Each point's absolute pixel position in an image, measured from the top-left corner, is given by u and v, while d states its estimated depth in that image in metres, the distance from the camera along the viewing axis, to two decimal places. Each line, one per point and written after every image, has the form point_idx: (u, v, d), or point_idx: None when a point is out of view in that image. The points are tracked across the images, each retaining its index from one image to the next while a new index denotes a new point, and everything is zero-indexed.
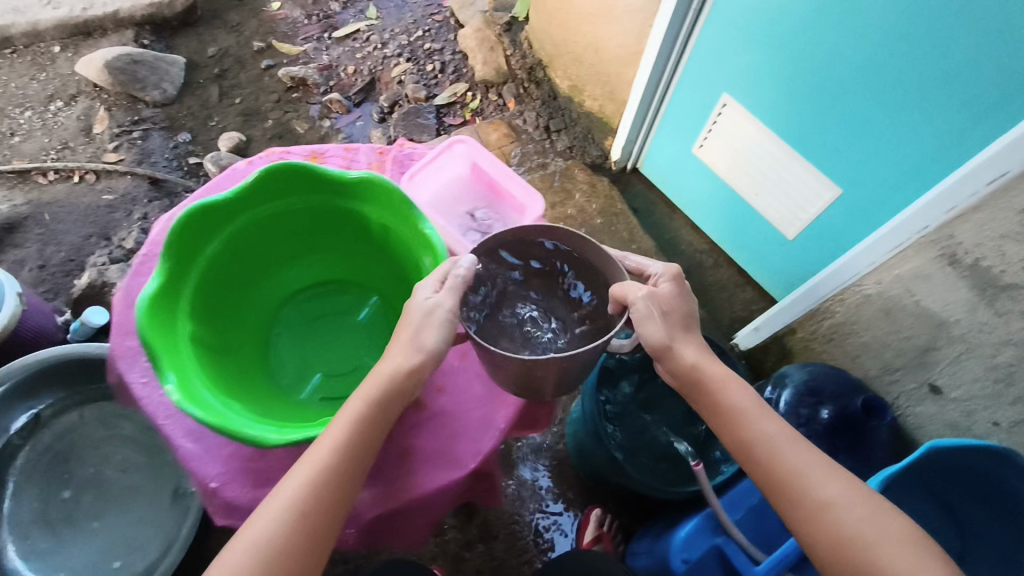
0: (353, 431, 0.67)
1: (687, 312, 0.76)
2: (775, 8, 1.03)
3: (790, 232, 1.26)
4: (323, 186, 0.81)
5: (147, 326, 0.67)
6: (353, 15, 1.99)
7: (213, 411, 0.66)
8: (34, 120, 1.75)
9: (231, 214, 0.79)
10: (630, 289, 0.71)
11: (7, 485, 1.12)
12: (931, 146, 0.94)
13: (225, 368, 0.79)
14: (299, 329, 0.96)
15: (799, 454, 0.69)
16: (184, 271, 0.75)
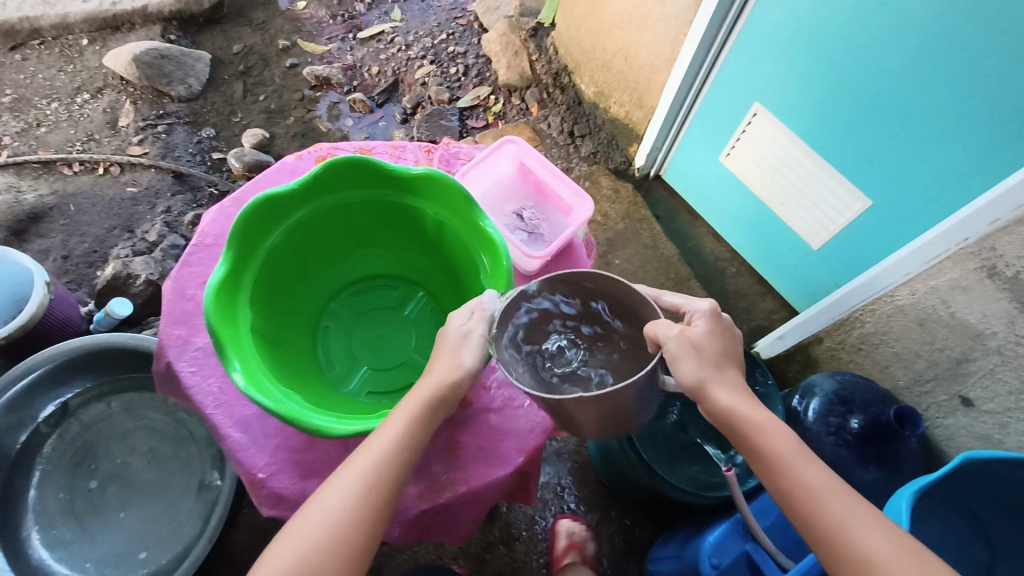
0: (411, 430, 0.65)
1: (725, 352, 0.67)
2: (810, 20, 1.04)
3: (815, 242, 1.27)
4: (381, 180, 0.82)
5: (212, 315, 0.68)
6: (377, 17, 2.00)
7: (276, 400, 0.67)
8: (61, 111, 1.76)
9: (292, 207, 0.80)
10: (663, 329, 0.63)
11: (33, 474, 1.13)
12: (962, 164, 0.95)
13: (280, 360, 0.80)
14: (348, 323, 0.96)
15: (843, 504, 0.59)
16: (244, 262, 0.76)
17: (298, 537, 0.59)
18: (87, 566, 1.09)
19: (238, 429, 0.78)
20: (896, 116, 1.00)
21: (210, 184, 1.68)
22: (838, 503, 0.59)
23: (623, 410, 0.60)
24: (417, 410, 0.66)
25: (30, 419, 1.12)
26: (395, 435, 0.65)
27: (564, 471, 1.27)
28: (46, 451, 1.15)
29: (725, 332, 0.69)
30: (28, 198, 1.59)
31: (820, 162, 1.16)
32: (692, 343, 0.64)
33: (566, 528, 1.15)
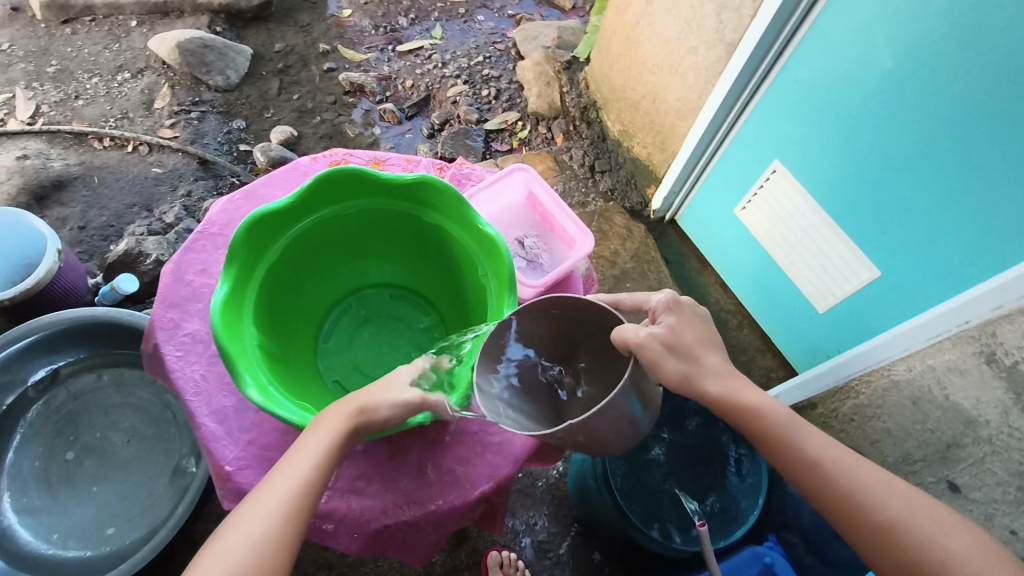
0: (325, 456, 0.64)
1: (694, 342, 0.68)
2: (838, 86, 1.04)
3: (821, 305, 1.26)
4: (399, 190, 0.83)
5: (215, 308, 0.70)
6: (418, 32, 2.03)
7: (269, 394, 0.70)
8: (100, 86, 1.81)
9: (305, 210, 0.82)
10: (630, 332, 0.63)
11: (14, 437, 1.14)
12: (972, 248, 0.94)
13: (279, 356, 0.81)
14: (350, 329, 0.97)
15: (838, 457, 0.66)
16: (256, 257, 0.78)
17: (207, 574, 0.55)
18: (53, 537, 1.09)
19: (214, 419, 0.78)
20: (912, 193, 1.00)
21: (233, 174, 1.71)
22: (838, 460, 0.65)
23: (602, 436, 0.61)
24: (330, 438, 0.64)
25: (20, 381, 1.14)
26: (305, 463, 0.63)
27: (538, 504, 1.25)
28: (32, 415, 1.16)
29: (688, 316, 0.70)
30: (56, 166, 1.63)
31: (833, 226, 1.16)
32: (664, 343, 0.64)
33: (494, 565, 1.11)
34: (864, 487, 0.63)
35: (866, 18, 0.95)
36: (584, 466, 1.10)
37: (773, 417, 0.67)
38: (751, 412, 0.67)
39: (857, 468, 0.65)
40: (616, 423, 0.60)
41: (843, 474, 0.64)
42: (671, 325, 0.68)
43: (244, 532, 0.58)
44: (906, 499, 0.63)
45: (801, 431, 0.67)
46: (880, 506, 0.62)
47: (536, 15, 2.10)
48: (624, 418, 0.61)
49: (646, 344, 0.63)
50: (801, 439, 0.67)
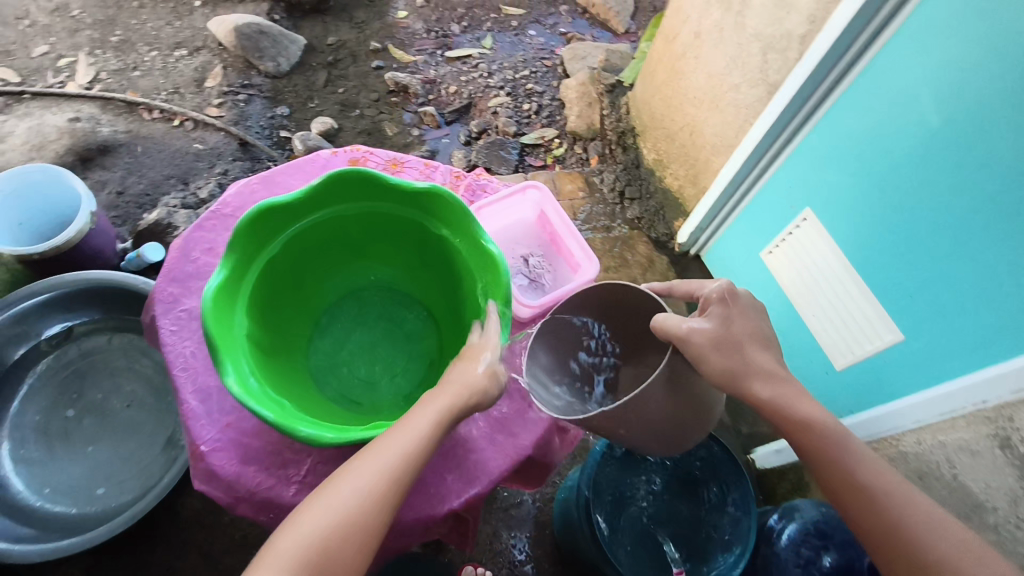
0: (435, 431, 0.67)
1: (744, 336, 0.73)
2: (880, 138, 1.00)
3: (838, 362, 1.16)
4: (408, 200, 0.83)
5: (207, 296, 0.70)
6: (469, 41, 2.05)
7: (246, 383, 0.69)
8: (157, 60, 1.88)
9: (316, 207, 0.82)
10: (670, 322, 0.72)
11: (21, 387, 1.18)
12: (983, 330, 0.88)
13: (267, 346, 0.83)
14: (346, 327, 0.98)
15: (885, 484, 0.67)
16: (260, 246, 0.79)
17: (317, 517, 0.62)
18: (44, 491, 1.11)
19: (197, 397, 0.78)
20: (930, 263, 0.95)
21: (270, 158, 1.75)
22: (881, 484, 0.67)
23: (660, 425, 0.71)
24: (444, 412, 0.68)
25: (34, 334, 1.18)
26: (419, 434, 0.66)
27: (520, 526, 1.23)
28: (41, 368, 1.20)
29: (745, 310, 0.75)
30: (104, 131, 1.69)
31: (856, 280, 1.09)
32: (709, 340, 0.70)
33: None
34: (904, 517, 0.65)
35: (910, 73, 0.93)
36: (569, 495, 1.09)
37: (825, 438, 0.70)
38: (802, 424, 0.70)
39: (909, 503, 0.66)
40: (671, 406, 0.71)
41: (890, 505, 0.66)
42: (722, 315, 0.73)
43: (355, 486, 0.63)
44: (954, 542, 0.63)
45: (854, 455, 0.69)
46: (923, 544, 0.63)
47: (588, 36, 2.10)
48: (677, 408, 0.71)
49: (693, 333, 0.70)
50: (852, 462, 0.69)
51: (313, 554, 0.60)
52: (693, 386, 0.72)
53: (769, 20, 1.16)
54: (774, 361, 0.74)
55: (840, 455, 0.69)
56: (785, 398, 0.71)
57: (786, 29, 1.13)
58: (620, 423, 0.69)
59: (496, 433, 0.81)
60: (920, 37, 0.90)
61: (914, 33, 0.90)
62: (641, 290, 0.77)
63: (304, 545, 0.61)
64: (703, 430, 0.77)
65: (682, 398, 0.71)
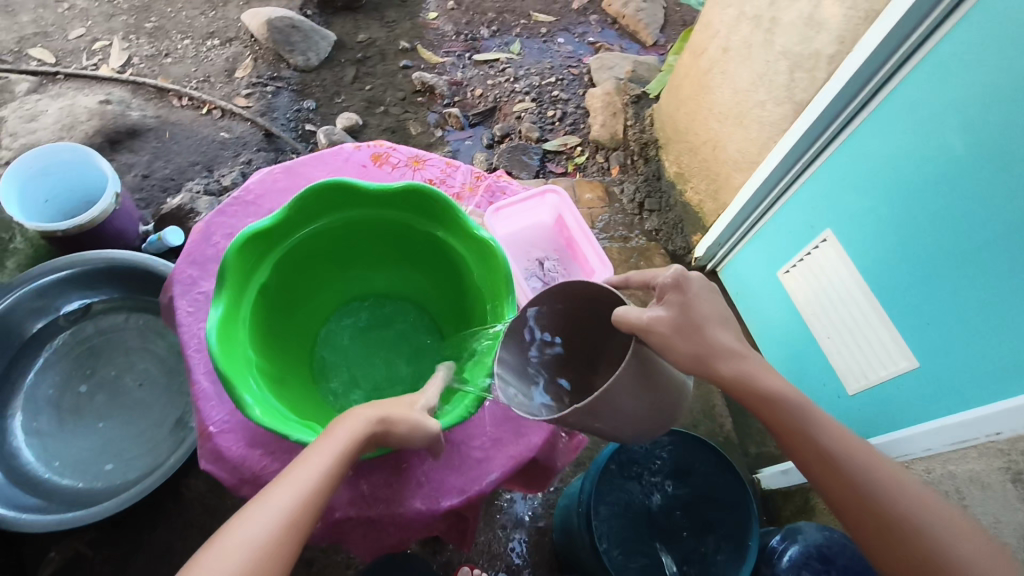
0: (329, 474, 0.62)
1: (704, 317, 0.69)
2: (903, 163, 0.99)
3: (852, 386, 1.14)
4: (430, 215, 0.84)
5: (238, 239, 0.76)
6: (497, 45, 2.06)
7: (230, 321, 0.74)
8: (190, 48, 1.91)
9: (343, 205, 0.84)
10: (632, 314, 0.67)
11: (38, 359, 1.20)
12: (1002, 362, 0.86)
13: (273, 307, 0.87)
14: (355, 328, 1.01)
15: (848, 446, 0.68)
16: (310, 218, 0.84)
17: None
18: (53, 464, 1.13)
19: (208, 378, 0.79)
20: (949, 289, 0.94)
21: (294, 151, 1.77)
22: (845, 447, 0.68)
23: (631, 422, 0.66)
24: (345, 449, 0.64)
25: (53, 309, 1.20)
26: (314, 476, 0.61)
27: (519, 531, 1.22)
28: (57, 342, 1.22)
29: (701, 292, 0.71)
30: (133, 115, 1.73)
31: (873, 303, 1.07)
32: (670, 326, 0.66)
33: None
34: (871, 479, 0.66)
35: (936, 98, 0.92)
36: (570, 502, 1.08)
37: (789, 409, 0.68)
38: (769, 398, 0.68)
39: (870, 461, 0.67)
40: (642, 402, 0.65)
41: (856, 467, 0.67)
42: (679, 303, 0.69)
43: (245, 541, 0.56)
44: (918, 497, 0.65)
45: (815, 418, 0.69)
46: (890, 501, 0.65)
47: (617, 46, 2.10)
48: (652, 394, 0.66)
49: (653, 325, 0.66)
50: (816, 428, 0.68)
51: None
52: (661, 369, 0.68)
53: (799, 39, 1.16)
54: (736, 339, 0.70)
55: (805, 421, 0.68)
56: (768, 392, 0.68)
57: (815, 49, 1.13)
58: (593, 419, 0.64)
59: (500, 434, 0.81)
60: (948, 62, 0.89)
61: (942, 59, 0.90)
62: (602, 286, 0.70)
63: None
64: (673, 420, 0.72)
65: (650, 394, 0.66)
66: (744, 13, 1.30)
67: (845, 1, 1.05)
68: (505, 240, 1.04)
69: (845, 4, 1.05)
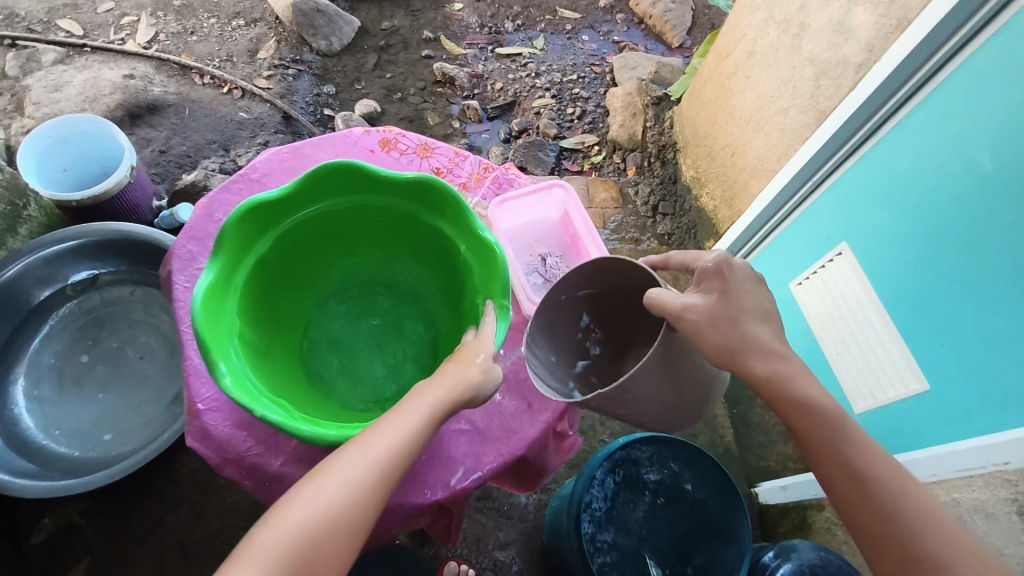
0: (422, 427, 0.66)
1: (743, 309, 0.71)
2: (926, 177, 0.96)
3: (858, 406, 1.11)
4: (436, 205, 0.84)
5: (243, 206, 0.77)
6: (521, 39, 2.04)
7: (219, 292, 0.75)
8: (215, 28, 1.91)
9: (349, 187, 0.85)
10: (666, 300, 0.69)
11: (44, 326, 1.21)
12: (1020, 390, 0.83)
13: (269, 282, 0.87)
14: (348, 320, 0.96)
15: (882, 469, 0.66)
16: (316, 197, 0.84)
17: (304, 512, 0.60)
18: (53, 432, 1.14)
19: (201, 355, 0.79)
20: (962, 314, 0.91)
21: (311, 135, 1.77)
22: (877, 471, 0.66)
23: (655, 405, 0.70)
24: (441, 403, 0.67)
25: (62, 278, 1.20)
26: (413, 426, 0.66)
27: (509, 529, 1.21)
28: (63, 311, 1.23)
29: (743, 286, 0.72)
30: (155, 90, 1.74)
31: (886, 322, 1.04)
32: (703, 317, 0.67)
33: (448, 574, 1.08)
34: (897, 506, 0.64)
35: (964, 115, 0.89)
36: (562, 504, 1.07)
37: (822, 421, 0.68)
38: (799, 405, 0.68)
39: (903, 493, 0.65)
40: (663, 393, 0.69)
41: (884, 491, 0.65)
42: (719, 291, 0.72)
43: (342, 479, 0.62)
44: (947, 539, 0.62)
45: (851, 438, 0.68)
46: (912, 533, 0.63)
47: (641, 46, 2.07)
48: (671, 383, 0.69)
49: (687, 310, 0.68)
50: (848, 444, 0.67)
51: (300, 548, 0.59)
52: (691, 358, 0.70)
53: (827, 46, 1.14)
54: (773, 335, 0.72)
55: (835, 440, 0.68)
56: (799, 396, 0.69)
57: (843, 56, 1.11)
58: (618, 405, 0.68)
59: (492, 430, 0.79)
60: (981, 74, 0.86)
61: (975, 74, 0.87)
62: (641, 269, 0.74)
63: (292, 539, 0.59)
64: (698, 405, 0.75)
65: (672, 381, 0.69)
66: (773, 17, 1.28)
67: (876, 9, 1.02)
68: (507, 233, 1.01)
69: (877, 12, 1.02)
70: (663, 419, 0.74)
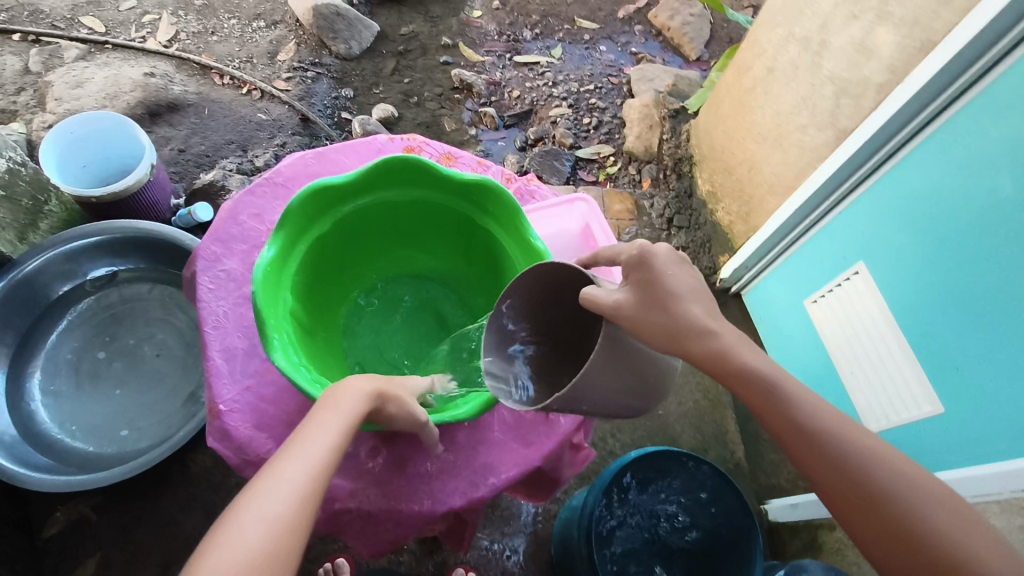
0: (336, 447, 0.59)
1: (672, 291, 0.64)
2: (946, 198, 0.96)
3: (870, 425, 1.11)
4: (492, 210, 0.84)
5: (307, 192, 0.77)
6: (539, 48, 2.05)
7: (278, 270, 0.75)
8: (236, 28, 1.93)
9: (408, 185, 0.85)
10: (600, 296, 0.64)
11: (62, 321, 1.22)
12: None
13: (378, 222, 0.90)
14: (390, 309, 1.01)
15: (828, 420, 0.62)
16: (467, 201, 0.85)
17: (218, 566, 0.48)
18: (68, 426, 1.15)
19: (222, 356, 0.80)
20: (981, 337, 0.90)
21: (328, 138, 1.78)
22: (826, 421, 0.62)
23: (615, 401, 0.65)
24: (346, 426, 0.61)
25: (80, 273, 1.21)
26: (323, 449, 0.58)
27: (517, 538, 1.21)
28: (82, 307, 1.24)
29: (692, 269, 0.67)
30: (175, 89, 1.75)
31: (902, 342, 1.04)
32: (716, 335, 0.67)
33: None
34: (851, 452, 0.61)
35: (985, 139, 0.89)
36: (572, 514, 1.07)
37: (761, 385, 0.63)
38: (739, 373, 0.63)
39: (852, 438, 0.62)
40: (618, 386, 0.64)
41: (835, 440, 0.61)
42: (642, 282, 0.65)
43: (258, 513, 0.52)
44: (893, 468, 0.60)
45: (792, 396, 0.63)
46: (869, 478, 0.60)
47: (659, 59, 2.08)
48: (628, 377, 0.64)
49: (621, 307, 0.62)
50: (792, 401, 0.63)
51: None
52: (640, 350, 0.65)
53: (849, 65, 1.14)
54: None
55: (773, 395, 0.63)
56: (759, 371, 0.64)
57: (864, 75, 1.11)
58: (578, 402, 0.63)
59: (508, 441, 0.79)
60: (1005, 99, 0.86)
61: (1001, 97, 0.86)
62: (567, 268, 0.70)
63: None
64: (658, 394, 0.69)
65: (628, 375, 0.64)
66: (794, 34, 1.28)
67: (900, 30, 1.02)
68: None
69: (901, 32, 1.02)
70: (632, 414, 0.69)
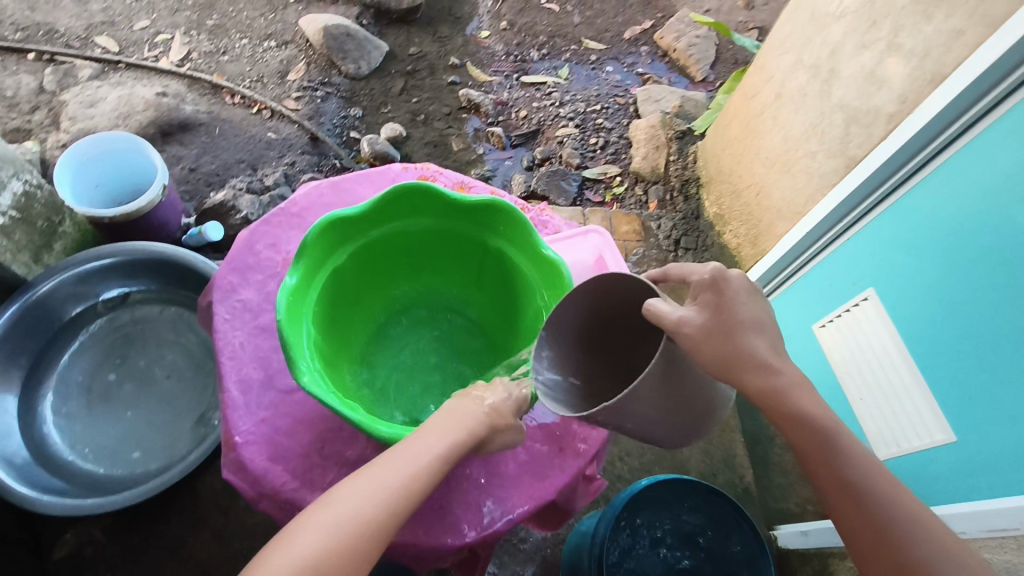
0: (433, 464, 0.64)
1: (738, 321, 0.66)
2: (958, 228, 0.95)
3: (882, 453, 1.09)
4: (510, 234, 0.84)
5: (329, 219, 0.79)
6: (546, 68, 2.07)
7: (300, 292, 0.76)
8: (247, 48, 1.95)
9: (427, 210, 0.86)
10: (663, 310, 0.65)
11: (74, 342, 1.23)
12: None
13: (398, 249, 0.92)
14: (410, 336, 1.01)
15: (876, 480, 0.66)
16: (477, 222, 0.87)
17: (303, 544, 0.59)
18: (79, 448, 1.15)
19: (238, 387, 0.80)
20: (993, 370, 0.89)
21: (337, 157, 1.78)
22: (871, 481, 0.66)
23: (659, 420, 0.65)
24: (449, 443, 0.65)
25: (93, 295, 1.22)
26: (416, 467, 0.63)
27: (525, 564, 1.20)
28: (94, 328, 1.25)
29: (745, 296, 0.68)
30: (187, 109, 1.77)
31: (913, 369, 1.02)
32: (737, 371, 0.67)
33: None
34: (892, 516, 0.65)
35: (997, 170, 0.89)
36: (583, 540, 1.06)
37: (818, 434, 0.67)
38: (796, 418, 0.67)
39: (897, 504, 0.66)
40: (667, 405, 0.64)
41: (879, 502, 0.66)
42: (711, 303, 0.66)
43: (348, 511, 0.60)
44: (932, 538, 0.64)
45: (845, 449, 0.67)
46: (905, 541, 0.64)
47: (665, 79, 2.09)
48: (677, 399, 0.65)
49: (685, 324, 0.63)
50: (845, 457, 0.67)
51: None
52: (693, 373, 0.66)
53: (859, 94, 1.16)
54: None
55: (829, 450, 0.67)
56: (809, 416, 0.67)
57: (874, 105, 1.12)
58: (623, 418, 0.64)
59: (521, 474, 0.80)
60: (1014, 132, 0.86)
61: (1012, 130, 0.86)
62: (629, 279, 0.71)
63: None
64: (704, 421, 0.70)
65: (676, 395, 0.65)
66: (803, 62, 1.30)
67: (910, 61, 1.04)
68: None
69: (911, 64, 1.04)
70: (672, 442, 0.70)
